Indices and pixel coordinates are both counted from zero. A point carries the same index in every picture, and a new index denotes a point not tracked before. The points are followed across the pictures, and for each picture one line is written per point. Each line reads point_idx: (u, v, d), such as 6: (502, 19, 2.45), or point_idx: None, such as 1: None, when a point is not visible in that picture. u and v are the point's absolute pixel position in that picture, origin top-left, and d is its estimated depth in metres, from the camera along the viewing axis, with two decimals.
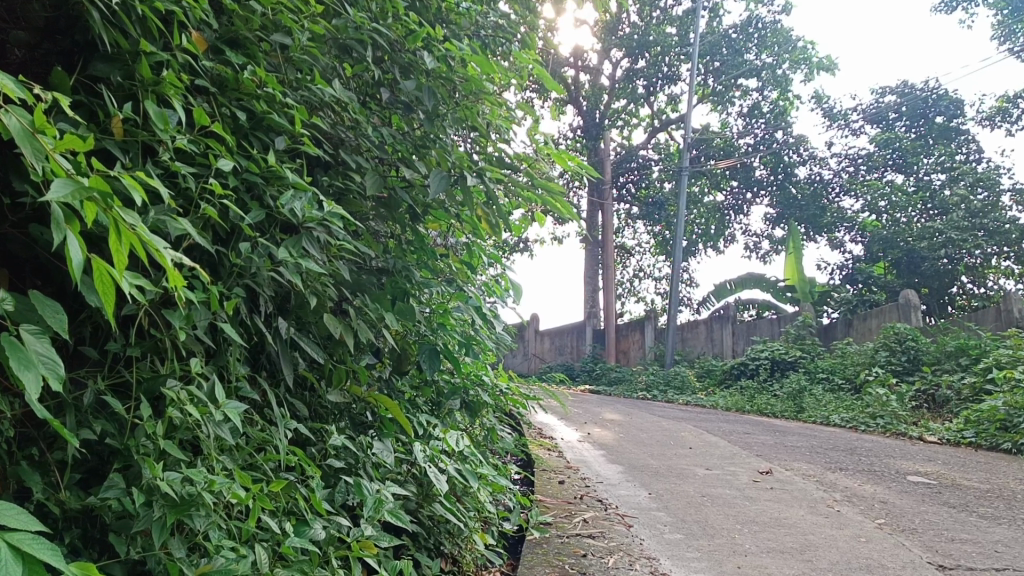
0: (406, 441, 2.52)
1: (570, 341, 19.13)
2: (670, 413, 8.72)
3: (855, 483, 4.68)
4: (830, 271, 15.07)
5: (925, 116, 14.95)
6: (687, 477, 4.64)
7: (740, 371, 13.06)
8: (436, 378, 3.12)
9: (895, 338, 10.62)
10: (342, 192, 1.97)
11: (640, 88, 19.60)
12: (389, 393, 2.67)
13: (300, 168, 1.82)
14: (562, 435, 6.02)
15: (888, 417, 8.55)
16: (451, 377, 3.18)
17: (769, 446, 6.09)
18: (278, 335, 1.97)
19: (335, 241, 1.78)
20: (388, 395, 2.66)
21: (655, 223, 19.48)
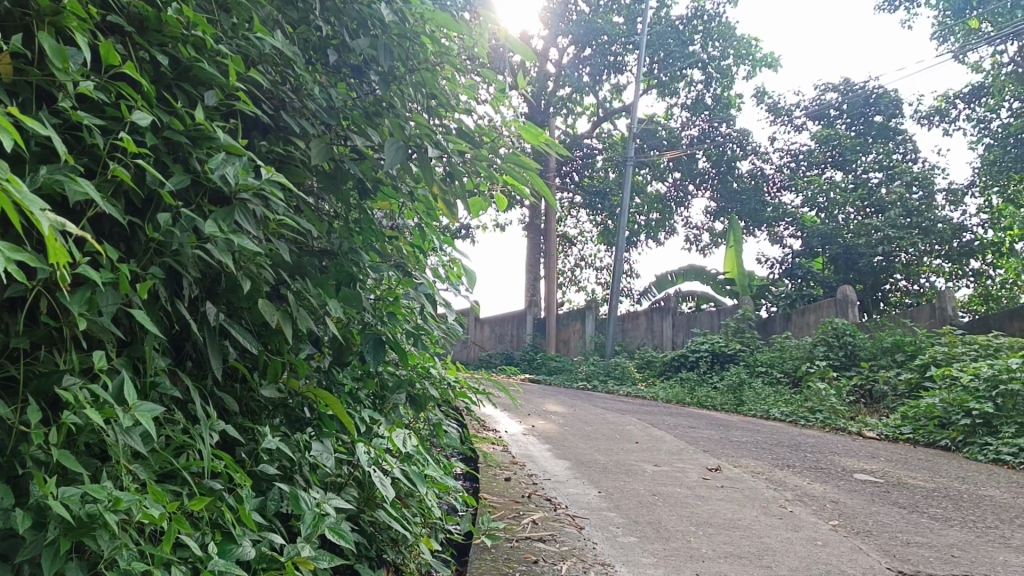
0: (347, 441, 2.28)
1: (511, 330, 18.92)
2: (612, 405, 8.61)
3: (804, 481, 4.61)
4: (771, 266, 15.19)
5: (864, 114, 15.17)
6: (636, 474, 4.50)
7: (680, 362, 13.07)
8: (380, 370, 2.88)
9: (833, 333, 10.72)
10: (283, 160, 1.73)
11: (586, 77, 19.51)
12: (330, 387, 2.43)
13: (235, 130, 1.57)
14: (506, 428, 5.83)
15: (827, 412, 8.60)
16: (396, 370, 2.97)
17: (715, 440, 6.01)
18: (205, 323, 1.73)
19: (274, 216, 1.54)
20: (329, 388, 2.42)
21: (597, 212, 19.42)
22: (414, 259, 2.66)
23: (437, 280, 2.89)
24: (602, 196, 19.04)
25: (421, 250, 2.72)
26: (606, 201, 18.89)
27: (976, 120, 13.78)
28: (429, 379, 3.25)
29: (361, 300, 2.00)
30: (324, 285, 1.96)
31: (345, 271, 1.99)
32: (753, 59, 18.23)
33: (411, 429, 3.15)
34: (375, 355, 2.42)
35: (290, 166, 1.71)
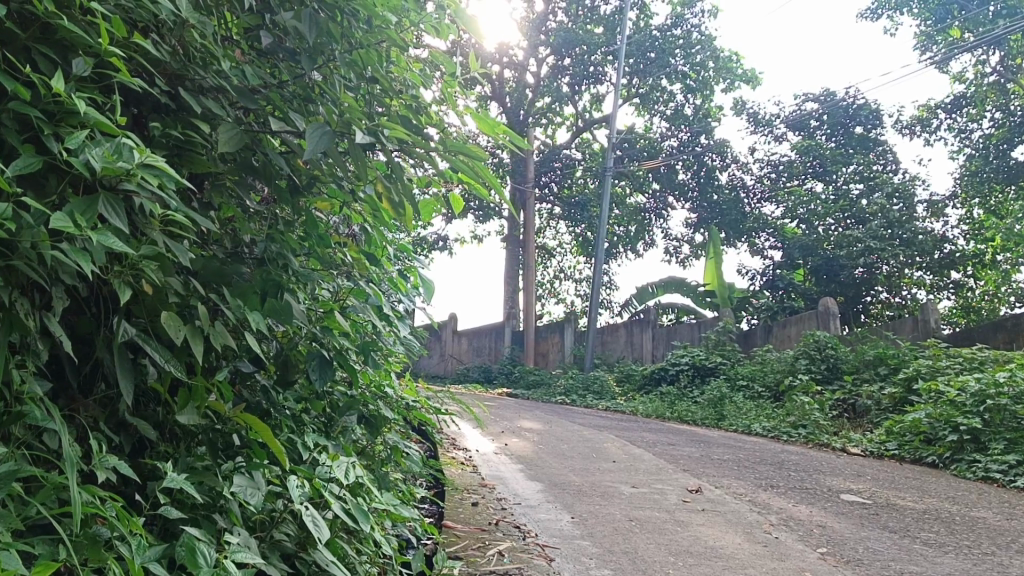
0: (281, 473, 2.02)
1: (488, 343, 18.56)
2: (589, 420, 8.35)
3: (789, 503, 4.38)
4: (752, 277, 15.01)
5: (845, 125, 15.11)
6: (612, 497, 4.25)
7: (661, 375, 12.85)
8: (328, 390, 2.63)
9: (814, 346, 10.52)
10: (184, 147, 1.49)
11: (566, 87, 19.35)
12: (268, 410, 2.18)
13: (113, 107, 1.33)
14: (476, 446, 5.57)
15: (810, 427, 8.39)
16: (346, 390, 2.70)
17: (695, 459, 5.77)
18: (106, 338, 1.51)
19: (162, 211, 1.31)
20: (265, 412, 2.17)
21: (576, 223, 19.23)
22: (362, 266, 2.40)
23: (389, 293, 2.63)
24: (581, 207, 18.86)
25: (373, 256, 2.46)
26: (586, 212, 18.70)
27: (956, 130, 13.72)
28: (385, 398, 2.99)
29: (292, 314, 1.75)
30: (246, 297, 1.71)
31: (271, 282, 1.74)
32: (732, 72, 18.17)
33: (364, 454, 2.88)
34: (321, 375, 2.17)
35: (191, 156, 1.46)
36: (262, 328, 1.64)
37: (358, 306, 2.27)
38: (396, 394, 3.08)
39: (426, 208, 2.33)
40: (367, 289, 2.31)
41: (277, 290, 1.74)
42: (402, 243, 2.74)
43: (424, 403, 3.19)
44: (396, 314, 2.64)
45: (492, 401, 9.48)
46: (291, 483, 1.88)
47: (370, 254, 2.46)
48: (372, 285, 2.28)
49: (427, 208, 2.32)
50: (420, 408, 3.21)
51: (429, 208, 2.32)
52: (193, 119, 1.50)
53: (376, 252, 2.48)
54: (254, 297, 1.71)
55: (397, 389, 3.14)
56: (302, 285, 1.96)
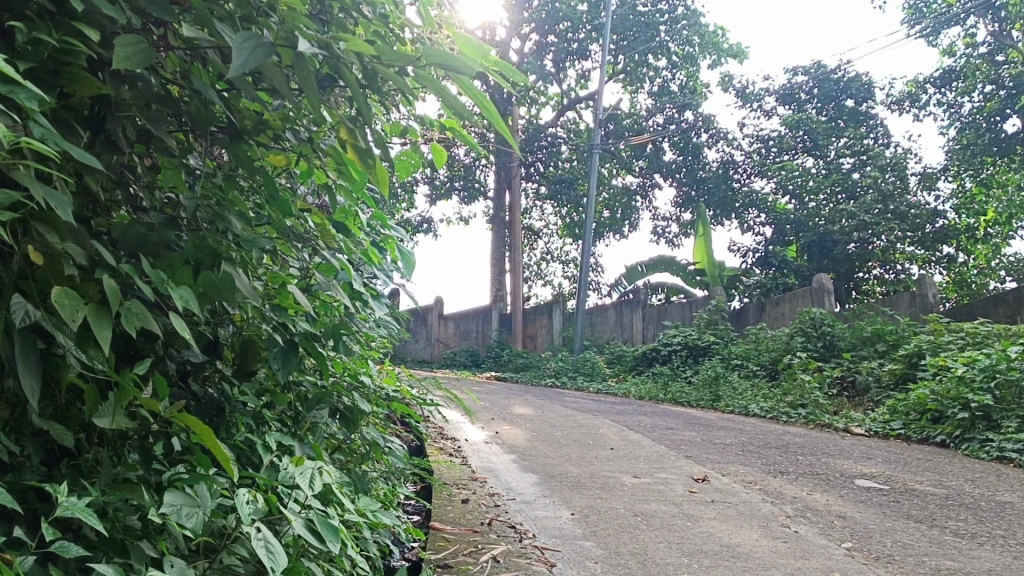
0: (227, 484, 1.68)
1: (474, 326, 18.23)
2: (582, 404, 8.02)
3: (804, 491, 4.07)
4: (743, 255, 14.71)
5: (836, 99, 14.84)
6: (613, 489, 3.93)
7: (653, 356, 12.56)
8: (294, 381, 2.30)
9: (810, 323, 10.23)
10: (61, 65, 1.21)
11: (550, 65, 18.92)
12: (223, 403, 1.98)
13: None
14: (466, 436, 5.24)
15: (810, 406, 8.12)
16: (317, 380, 2.36)
17: (696, 444, 5.46)
18: None
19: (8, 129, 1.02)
20: (221, 405, 1.97)
21: (562, 204, 18.90)
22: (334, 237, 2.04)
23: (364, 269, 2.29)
24: (568, 185, 18.50)
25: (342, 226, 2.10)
26: (573, 191, 18.40)
27: (946, 103, 13.42)
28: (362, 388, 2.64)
29: (235, 287, 1.40)
30: (173, 268, 1.38)
31: (207, 249, 1.40)
32: (718, 47, 17.80)
33: (338, 451, 2.54)
34: (284, 365, 1.92)
35: (74, 71, 1.20)
36: (194, 307, 1.30)
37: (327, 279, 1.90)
38: (374, 385, 2.74)
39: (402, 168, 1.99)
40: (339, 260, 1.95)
41: (215, 258, 1.40)
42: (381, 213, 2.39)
43: (408, 394, 2.85)
44: (370, 293, 2.26)
45: (480, 385, 9.15)
46: (240, 500, 1.54)
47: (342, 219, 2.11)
48: (346, 253, 1.92)
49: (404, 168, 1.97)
50: (402, 399, 2.87)
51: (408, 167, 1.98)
52: (73, 30, 1.20)
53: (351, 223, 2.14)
54: (183, 268, 1.38)
55: (376, 377, 2.80)
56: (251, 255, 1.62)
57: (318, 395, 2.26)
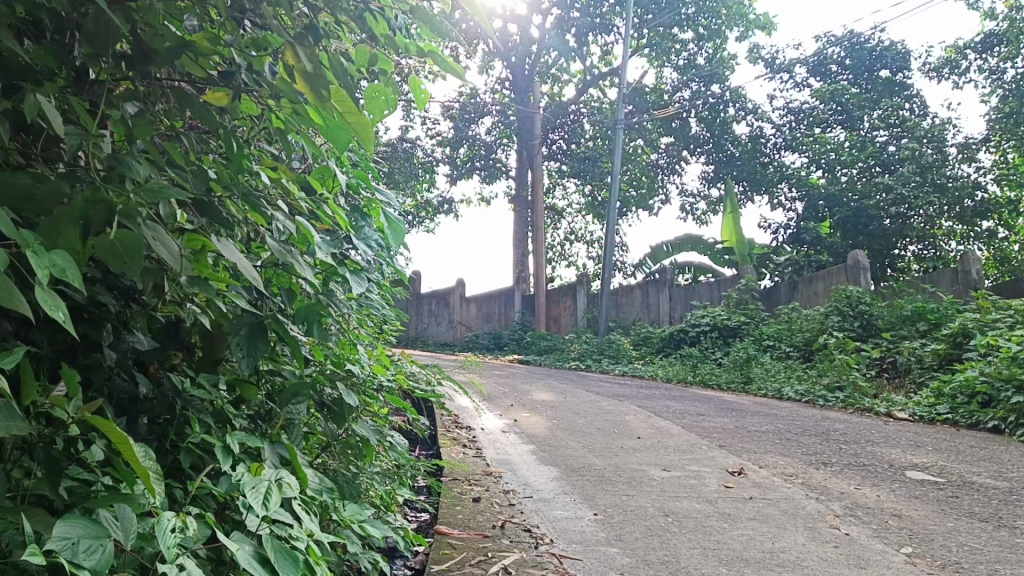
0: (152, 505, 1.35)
1: (497, 308, 17.91)
2: (607, 388, 7.67)
3: (851, 486, 3.70)
4: (773, 232, 14.22)
5: (869, 69, 14.31)
6: (640, 484, 3.58)
7: (681, 338, 12.16)
8: (264, 370, 1.98)
9: (846, 301, 9.78)
10: None
11: (572, 41, 18.44)
12: (176, 403, 1.74)
13: None
14: (483, 424, 4.92)
15: (848, 389, 7.72)
16: (295, 371, 2.04)
17: (730, 431, 5.10)
18: None
19: None
20: (173, 403, 1.73)
21: (586, 182, 18.51)
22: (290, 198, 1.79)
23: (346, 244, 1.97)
24: (592, 163, 18.05)
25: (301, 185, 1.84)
26: (597, 168, 18.03)
27: (988, 71, 12.81)
28: (349, 379, 2.31)
29: (141, 252, 1.13)
30: (57, 231, 1.12)
31: (102, 204, 1.15)
32: (745, 18, 17.20)
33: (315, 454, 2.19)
34: (249, 356, 1.75)
35: None
36: (74, 276, 1.02)
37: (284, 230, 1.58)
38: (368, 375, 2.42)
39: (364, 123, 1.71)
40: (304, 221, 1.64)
41: (111, 213, 1.14)
42: (362, 180, 2.08)
43: (406, 382, 2.54)
44: (351, 266, 1.94)
45: (500, 370, 8.83)
46: (162, 527, 1.22)
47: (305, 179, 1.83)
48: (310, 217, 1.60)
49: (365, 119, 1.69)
50: (398, 387, 2.56)
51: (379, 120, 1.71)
52: None
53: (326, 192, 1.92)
54: (70, 231, 1.12)
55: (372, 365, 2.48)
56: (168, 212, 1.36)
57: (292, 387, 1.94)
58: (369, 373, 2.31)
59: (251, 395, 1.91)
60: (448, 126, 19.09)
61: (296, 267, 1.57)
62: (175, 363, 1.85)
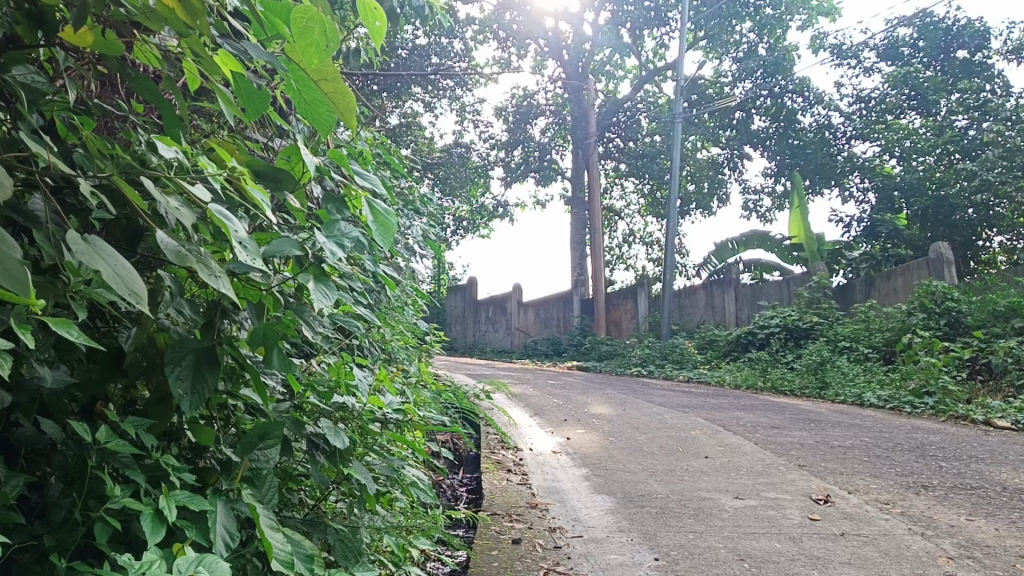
0: None
1: (556, 313, 17.36)
2: (670, 397, 7.13)
3: (961, 518, 3.14)
4: (845, 225, 13.42)
5: (946, 50, 13.46)
6: (708, 518, 3.08)
7: (749, 340, 11.49)
8: (229, 404, 1.58)
9: (930, 298, 9.04)
10: None
11: (626, 36, 17.85)
12: (93, 456, 1.33)
13: None
14: (533, 443, 4.48)
15: (937, 394, 7.05)
16: (272, 408, 1.63)
17: (810, 448, 4.55)
18: None
19: None
20: (93, 456, 1.33)
21: (643, 179, 17.92)
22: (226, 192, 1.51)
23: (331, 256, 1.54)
24: (650, 160, 17.44)
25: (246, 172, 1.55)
26: (656, 164, 17.37)
27: None
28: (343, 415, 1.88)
29: None
30: None
31: None
32: (807, 5, 16.41)
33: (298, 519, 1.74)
34: (190, 388, 1.40)
35: None
36: None
37: (184, 221, 1.20)
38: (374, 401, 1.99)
39: (322, 121, 1.65)
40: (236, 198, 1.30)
41: None
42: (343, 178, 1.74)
43: (420, 405, 2.10)
44: (325, 273, 1.47)
45: (556, 379, 8.35)
46: None
47: (256, 168, 1.53)
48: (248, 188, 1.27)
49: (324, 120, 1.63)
50: (410, 407, 2.12)
51: (349, 116, 1.63)
52: None
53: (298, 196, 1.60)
54: None
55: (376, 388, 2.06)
56: (2, 182, 1.07)
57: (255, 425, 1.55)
58: (370, 403, 1.87)
59: (208, 441, 1.48)
60: (501, 128, 18.75)
61: (204, 278, 1.21)
62: (128, 397, 1.51)
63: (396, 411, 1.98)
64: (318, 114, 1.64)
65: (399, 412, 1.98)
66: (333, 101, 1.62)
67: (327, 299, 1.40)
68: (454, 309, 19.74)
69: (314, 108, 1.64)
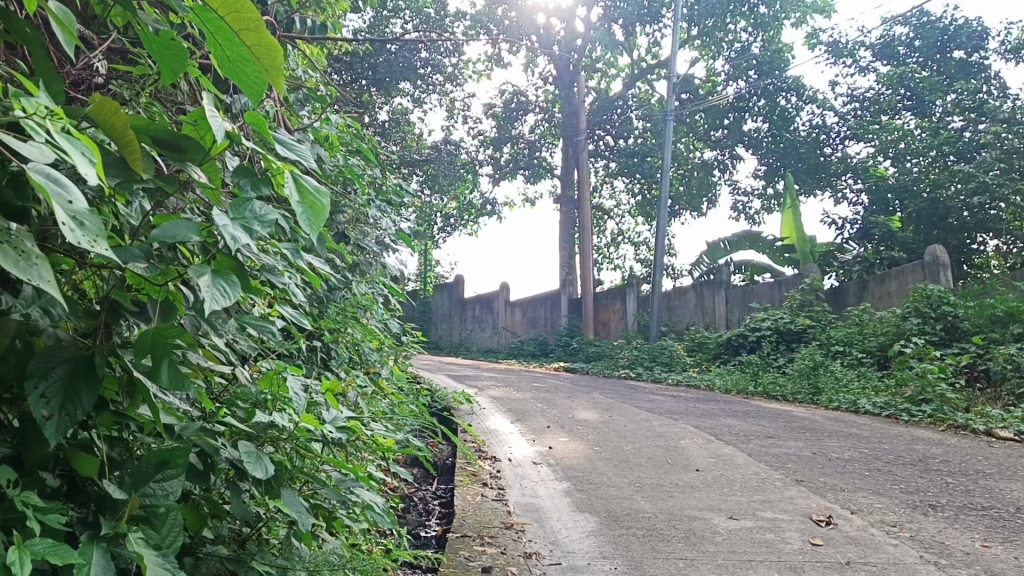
0: None
1: (543, 313, 17.07)
2: (658, 401, 6.85)
3: (976, 544, 2.87)
4: (838, 227, 13.18)
5: (942, 50, 13.22)
6: (701, 542, 2.79)
7: (739, 343, 11.23)
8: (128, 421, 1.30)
9: (926, 302, 8.79)
10: None
11: (618, 33, 17.58)
12: None
13: None
14: (512, 453, 4.19)
15: (935, 401, 6.80)
16: (179, 430, 1.35)
17: (807, 460, 4.28)
18: None
19: None
20: None
21: (633, 179, 17.68)
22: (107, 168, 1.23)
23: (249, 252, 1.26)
24: (641, 159, 17.17)
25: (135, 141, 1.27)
26: (646, 163, 17.13)
27: None
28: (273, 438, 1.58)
29: None
30: None
31: None
32: (803, 3, 16.15)
33: None
34: (61, 407, 1.12)
35: None
36: None
37: None
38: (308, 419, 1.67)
39: (251, 88, 1.41)
40: (59, 149, 1.01)
41: None
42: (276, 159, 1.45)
43: (369, 422, 1.78)
44: (228, 266, 1.18)
45: (540, 381, 8.07)
46: None
47: (154, 132, 1.23)
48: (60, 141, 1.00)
49: (251, 86, 1.38)
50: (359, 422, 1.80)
51: (276, 74, 1.38)
52: None
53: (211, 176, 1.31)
54: None
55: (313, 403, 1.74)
56: None
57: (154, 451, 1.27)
58: (300, 423, 1.55)
59: (91, 470, 1.19)
60: (491, 125, 18.46)
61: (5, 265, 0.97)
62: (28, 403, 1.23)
63: (339, 430, 1.66)
64: (244, 79, 1.39)
65: (343, 431, 1.66)
66: (255, 56, 1.36)
67: (232, 294, 1.08)
68: (441, 307, 19.41)
69: (239, 71, 1.40)
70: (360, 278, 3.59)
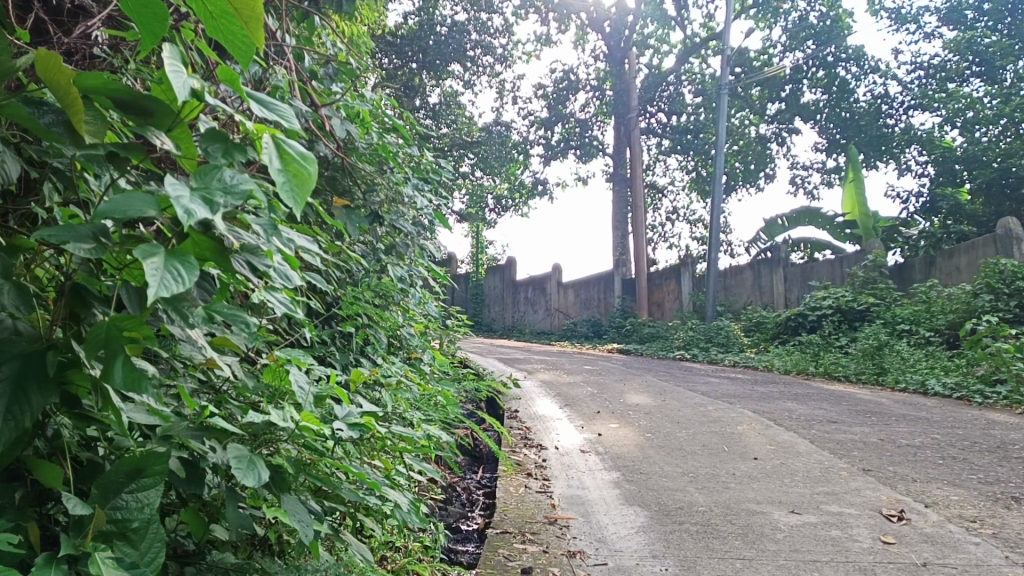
0: None
1: (596, 294, 16.81)
2: (714, 384, 6.60)
3: None
4: (903, 201, 12.62)
5: (1015, 12, 12.54)
6: (760, 540, 2.58)
7: (798, 323, 10.86)
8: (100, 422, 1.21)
9: (999, 278, 8.32)
10: None
11: (670, 6, 17.12)
12: None
13: None
14: (559, 440, 4.01)
15: (1011, 382, 6.42)
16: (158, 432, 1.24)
17: (875, 447, 4.01)
18: None
19: None
20: None
21: (687, 156, 17.26)
22: (62, 139, 1.10)
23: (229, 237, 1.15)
24: (695, 135, 16.73)
25: (94, 108, 1.13)
26: (700, 139, 16.69)
27: None
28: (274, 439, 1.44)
29: None
30: None
31: None
32: None
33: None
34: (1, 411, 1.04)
35: None
36: None
37: None
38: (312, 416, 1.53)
39: (236, 51, 1.24)
40: None
41: None
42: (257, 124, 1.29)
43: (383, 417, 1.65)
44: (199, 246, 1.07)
45: (591, 363, 7.87)
46: None
47: (113, 94, 1.09)
48: None
49: (235, 47, 1.22)
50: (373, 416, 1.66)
51: (257, 31, 1.22)
52: None
53: (182, 145, 1.16)
54: None
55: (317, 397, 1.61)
56: None
57: (125, 459, 1.17)
58: (301, 421, 1.40)
59: (53, 479, 1.11)
60: (541, 105, 18.19)
61: None
62: None
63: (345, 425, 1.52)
64: (228, 40, 1.22)
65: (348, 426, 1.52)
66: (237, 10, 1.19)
67: (187, 276, 0.94)
68: (492, 290, 19.24)
69: (220, 29, 1.22)
70: (396, 261, 3.42)
